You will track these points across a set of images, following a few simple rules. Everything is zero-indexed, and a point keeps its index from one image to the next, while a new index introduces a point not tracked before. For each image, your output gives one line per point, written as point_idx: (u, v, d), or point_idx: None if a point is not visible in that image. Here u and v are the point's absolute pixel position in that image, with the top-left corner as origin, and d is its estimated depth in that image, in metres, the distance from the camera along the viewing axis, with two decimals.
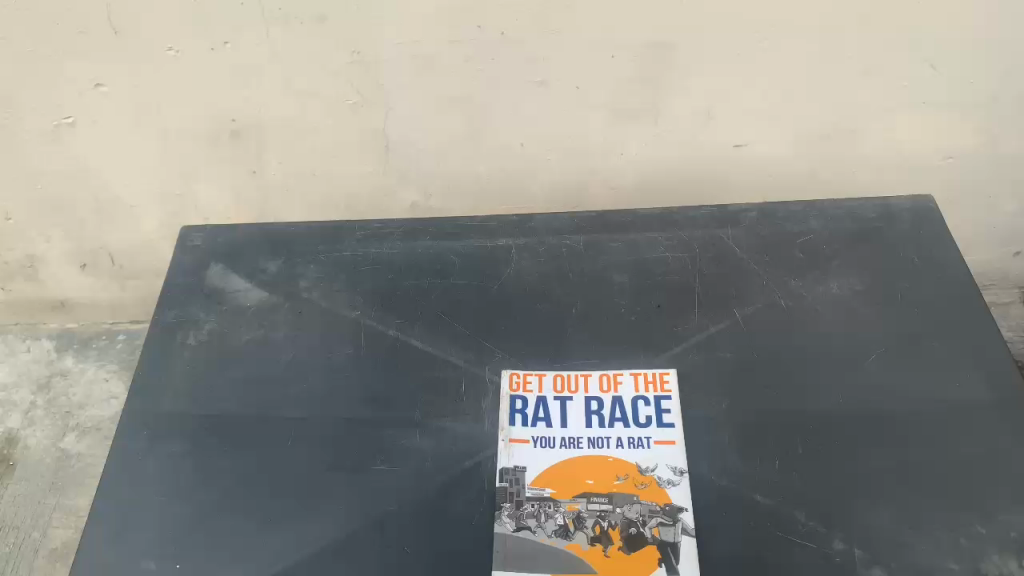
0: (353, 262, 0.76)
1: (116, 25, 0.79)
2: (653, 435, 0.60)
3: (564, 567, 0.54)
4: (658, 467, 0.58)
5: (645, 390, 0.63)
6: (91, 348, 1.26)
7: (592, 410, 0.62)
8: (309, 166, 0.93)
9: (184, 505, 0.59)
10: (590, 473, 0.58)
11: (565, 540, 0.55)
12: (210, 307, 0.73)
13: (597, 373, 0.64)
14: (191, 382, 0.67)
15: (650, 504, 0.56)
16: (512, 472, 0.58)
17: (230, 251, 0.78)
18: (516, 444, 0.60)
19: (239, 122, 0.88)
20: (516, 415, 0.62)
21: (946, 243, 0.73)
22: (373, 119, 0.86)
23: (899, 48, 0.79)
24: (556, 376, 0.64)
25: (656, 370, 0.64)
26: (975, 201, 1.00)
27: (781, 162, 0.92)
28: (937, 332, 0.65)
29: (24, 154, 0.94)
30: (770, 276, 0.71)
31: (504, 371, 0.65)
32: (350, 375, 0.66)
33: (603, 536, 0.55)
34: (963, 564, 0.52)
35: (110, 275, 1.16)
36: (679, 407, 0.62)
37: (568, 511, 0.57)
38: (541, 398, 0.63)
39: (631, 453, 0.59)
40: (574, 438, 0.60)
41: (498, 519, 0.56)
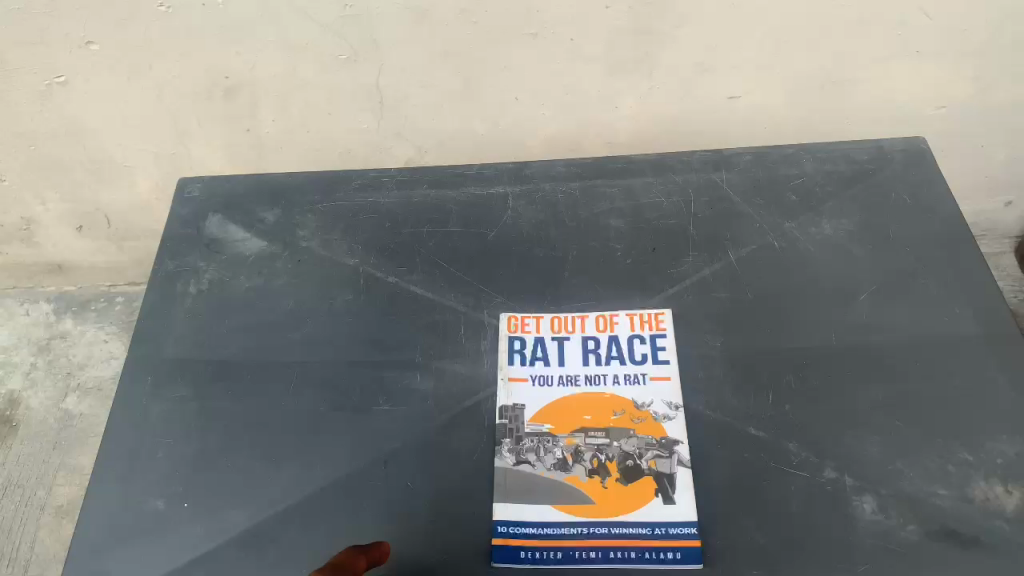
0: (350, 211, 0.76)
1: None
2: (649, 372, 0.61)
3: (563, 498, 0.56)
4: (653, 402, 0.60)
5: (640, 329, 0.64)
6: (89, 310, 1.27)
7: (589, 349, 0.63)
8: (305, 122, 0.93)
9: (189, 448, 0.60)
10: (587, 409, 0.60)
11: (564, 472, 0.57)
12: (209, 257, 0.74)
13: (593, 314, 0.65)
14: (193, 329, 0.68)
15: (646, 437, 0.58)
16: (511, 409, 0.60)
17: (227, 201, 0.78)
18: (515, 382, 0.61)
19: (232, 78, 0.87)
20: (514, 354, 0.63)
21: (938, 184, 0.73)
22: (367, 74, 0.86)
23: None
24: (553, 317, 0.65)
25: (651, 310, 0.65)
26: (966, 150, 1.01)
27: (775, 112, 0.92)
28: (928, 271, 0.66)
29: (17, 114, 0.94)
30: (765, 218, 0.72)
31: (502, 314, 0.66)
32: (350, 320, 0.67)
33: (601, 468, 0.57)
34: (950, 489, 0.54)
35: (106, 236, 1.16)
36: (673, 345, 0.63)
37: (566, 445, 0.58)
38: (539, 338, 0.64)
39: (627, 389, 0.60)
40: (572, 376, 0.61)
41: (498, 454, 0.57)
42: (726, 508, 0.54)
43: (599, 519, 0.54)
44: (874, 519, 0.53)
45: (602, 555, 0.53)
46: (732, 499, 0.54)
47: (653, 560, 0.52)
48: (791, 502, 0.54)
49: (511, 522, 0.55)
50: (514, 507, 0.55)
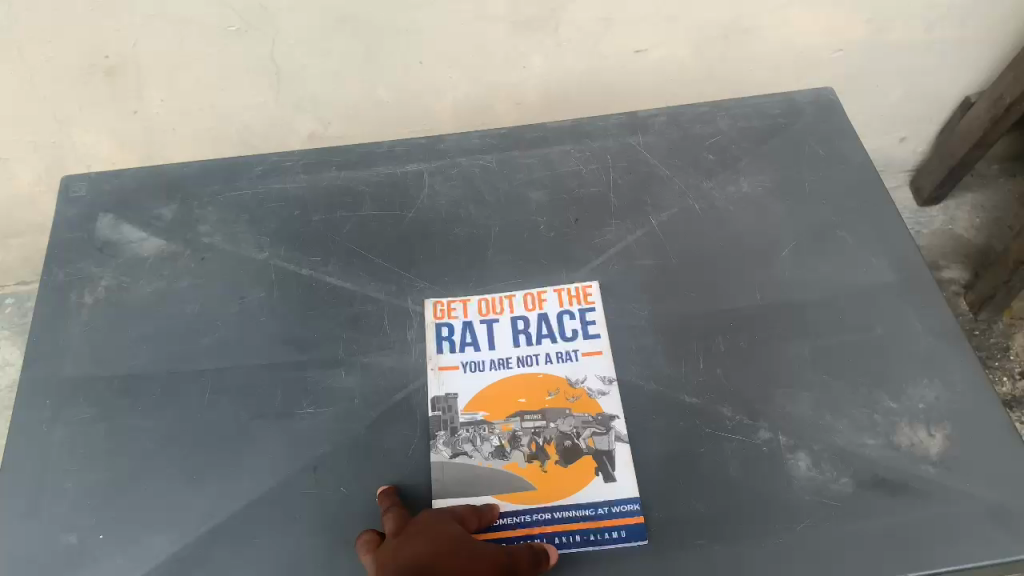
0: (255, 200, 0.72)
1: None
2: (580, 347, 0.60)
3: (503, 487, 0.55)
4: (587, 378, 0.59)
5: (569, 304, 0.63)
6: None
7: (519, 329, 0.61)
8: (195, 100, 0.87)
9: (101, 472, 0.56)
10: (522, 392, 0.58)
11: (502, 460, 0.56)
12: (104, 261, 0.68)
13: (521, 292, 0.64)
14: (93, 342, 0.63)
15: (583, 416, 0.57)
16: (445, 400, 0.58)
17: (117, 199, 0.73)
18: (446, 371, 0.59)
19: (113, 58, 0.80)
20: (443, 342, 0.61)
21: (847, 133, 0.74)
22: (260, 46, 0.81)
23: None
24: (480, 300, 0.63)
25: (578, 284, 0.64)
26: (866, 89, 1.03)
27: (682, 64, 0.91)
28: (844, 221, 0.67)
29: None
30: (683, 180, 0.71)
31: (427, 300, 0.63)
32: (265, 319, 0.63)
33: (539, 452, 0.56)
34: (878, 439, 0.55)
35: None
36: (603, 318, 0.62)
37: (503, 432, 0.57)
38: (467, 323, 0.62)
39: (560, 367, 0.59)
40: (503, 359, 0.60)
41: (434, 448, 0.56)
42: (667, 480, 0.54)
43: (541, 505, 0.54)
44: (809, 475, 0.54)
45: (546, 542, 0.52)
46: (671, 470, 0.54)
47: (597, 541, 0.52)
48: (729, 467, 0.54)
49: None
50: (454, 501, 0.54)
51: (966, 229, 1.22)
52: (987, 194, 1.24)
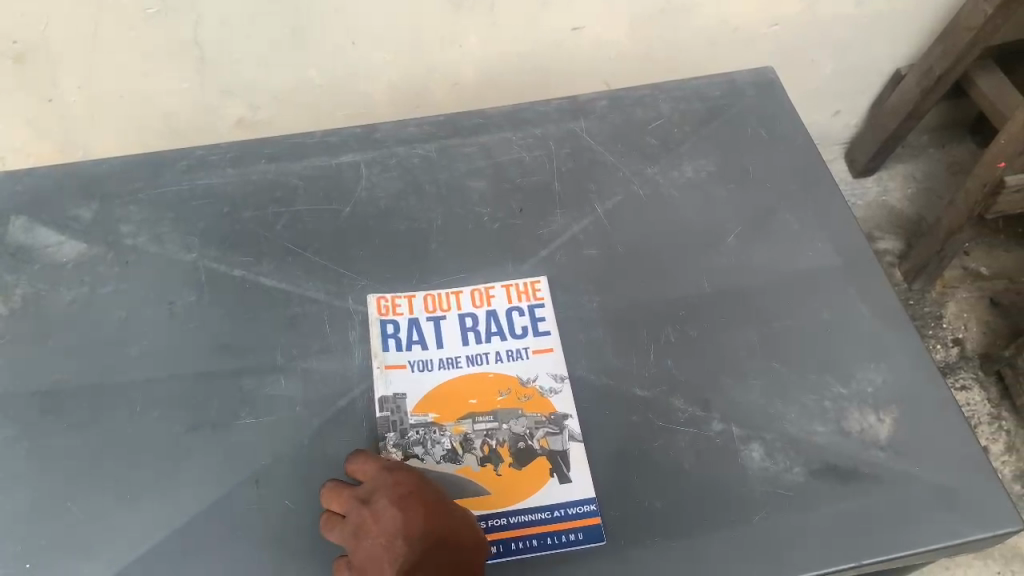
0: (181, 197, 0.68)
1: None
2: (530, 345, 0.59)
3: (455, 491, 0.53)
4: (538, 377, 0.57)
5: (518, 300, 0.61)
6: None
7: (467, 327, 0.60)
8: (112, 86, 0.81)
9: (24, 497, 0.52)
10: (473, 392, 0.57)
11: (454, 464, 0.54)
12: (18, 267, 0.63)
13: (468, 288, 0.62)
14: (9, 356, 0.59)
15: (535, 416, 0.56)
16: (393, 400, 0.56)
17: (29, 197, 0.67)
18: (393, 370, 0.57)
19: (22, 43, 0.74)
20: (388, 340, 0.59)
21: (788, 114, 0.74)
22: (180, 28, 0.76)
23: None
24: (426, 295, 0.61)
25: (527, 279, 0.62)
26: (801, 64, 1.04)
27: (619, 42, 0.90)
28: (788, 205, 0.67)
29: None
30: (627, 165, 0.70)
31: (369, 296, 0.61)
32: (197, 325, 0.60)
33: (492, 455, 0.55)
34: (828, 425, 0.55)
35: None
36: (553, 314, 0.61)
37: (454, 435, 0.55)
38: (413, 321, 0.60)
39: (511, 366, 0.58)
40: (452, 359, 0.58)
41: (383, 452, 0.54)
42: (622, 477, 0.53)
43: (498, 510, 0.53)
44: (763, 466, 0.53)
45: (504, 548, 0.51)
46: (626, 467, 0.54)
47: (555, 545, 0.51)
48: (683, 460, 0.54)
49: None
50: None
51: (897, 199, 1.25)
52: (919, 164, 1.27)
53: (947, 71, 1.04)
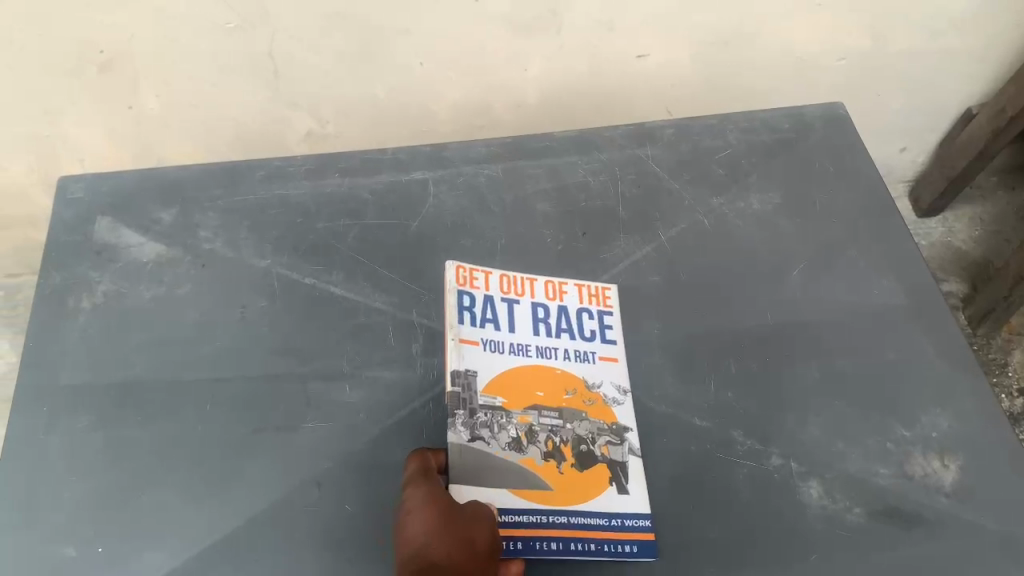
0: (256, 205, 0.70)
1: None
2: (598, 350, 0.60)
3: (517, 480, 0.54)
4: (603, 384, 0.59)
5: (589, 303, 0.63)
6: None
7: (539, 318, 0.62)
8: (189, 96, 0.85)
9: (97, 485, 0.54)
10: (540, 386, 0.58)
11: (518, 454, 0.55)
12: (102, 265, 0.66)
13: (543, 280, 0.64)
14: (90, 350, 0.61)
15: (599, 422, 0.57)
16: (465, 375, 0.57)
17: (115, 201, 0.71)
18: (466, 344, 0.58)
19: (108, 53, 0.79)
20: (465, 312, 0.60)
21: (857, 150, 0.73)
22: (259, 43, 0.79)
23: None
24: (501, 276, 0.64)
25: (599, 284, 0.64)
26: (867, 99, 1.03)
27: (681, 71, 0.91)
28: (855, 241, 0.66)
29: None
30: (692, 195, 0.70)
31: (448, 263, 0.63)
32: (267, 329, 0.62)
33: (555, 452, 0.56)
34: (890, 468, 0.54)
35: None
36: (621, 324, 0.62)
37: (520, 424, 0.56)
38: (488, 298, 0.62)
39: (578, 366, 0.59)
40: (521, 346, 0.60)
41: (452, 428, 0.55)
42: (677, 506, 0.53)
43: (557, 508, 0.53)
44: (821, 505, 0.53)
45: (563, 546, 0.52)
46: (682, 496, 0.53)
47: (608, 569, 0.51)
48: (740, 492, 0.53)
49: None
50: (466, 489, 0.53)
51: (964, 241, 1.22)
52: (987, 207, 1.24)
53: (1019, 115, 1.00)
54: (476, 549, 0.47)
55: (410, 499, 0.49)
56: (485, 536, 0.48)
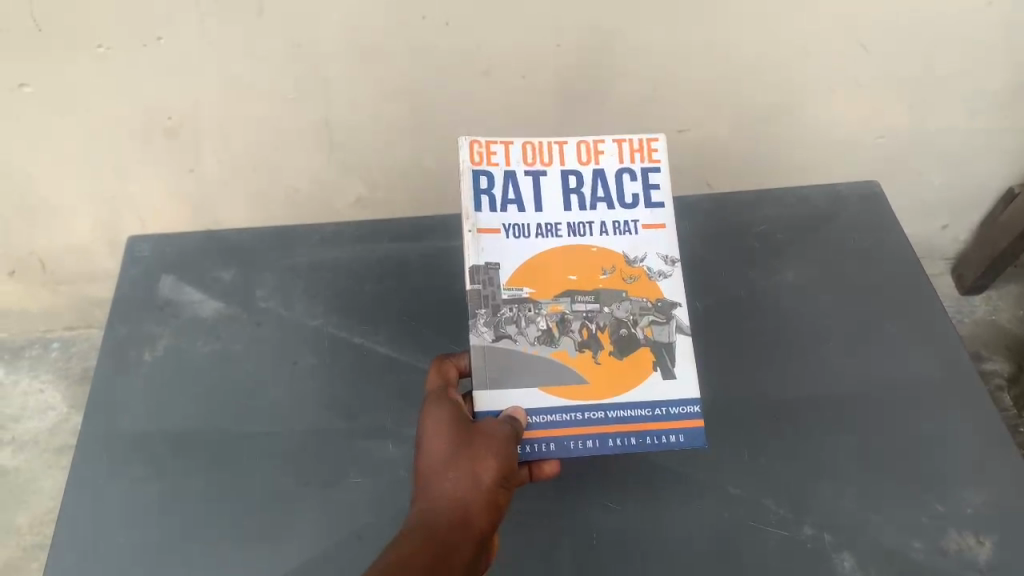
0: (310, 266, 0.74)
1: (38, 20, 0.76)
2: (642, 219, 0.58)
3: (551, 376, 0.53)
4: (647, 257, 0.57)
5: (630, 162, 0.58)
6: (23, 358, 1.24)
7: (570, 188, 0.57)
8: (246, 162, 0.93)
9: (149, 531, 0.57)
10: (573, 269, 0.56)
11: (550, 348, 0.54)
12: (164, 320, 0.70)
13: (574, 141, 0.58)
14: (149, 400, 0.64)
15: (641, 301, 0.56)
16: (486, 271, 0.55)
17: (178, 259, 0.75)
18: (486, 235, 0.55)
19: (174, 120, 0.87)
20: (482, 197, 0.56)
21: (892, 227, 0.75)
22: (315, 111, 0.86)
23: (831, 35, 0.82)
24: (524, 144, 0.57)
25: (643, 136, 0.59)
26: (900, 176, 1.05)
27: (719, 143, 0.94)
28: (890, 316, 0.67)
29: None
30: (728, 266, 0.72)
31: (460, 138, 0.56)
32: (315, 385, 0.64)
33: (592, 341, 0.55)
34: (925, 542, 0.54)
35: (40, 282, 1.15)
36: (666, 183, 0.58)
37: (551, 314, 0.55)
38: (509, 174, 0.57)
39: (618, 241, 0.57)
40: (551, 226, 0.57)
41: (475, 330, 0.54)
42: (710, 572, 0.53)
43: (594, 402, 0.53)
44: None
45: (600, 444, 0.53)
46: (714, 562, 0.54)
47: None
48: (772, 560, 0.54)
49: (493, 409, 0.52)
50: (495, 394, 0.53)
51: (1009, 320, 1.21)
52: None
53: None
54: (477, 476, 0.48)
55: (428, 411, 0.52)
56: (489, 463, 0.48)
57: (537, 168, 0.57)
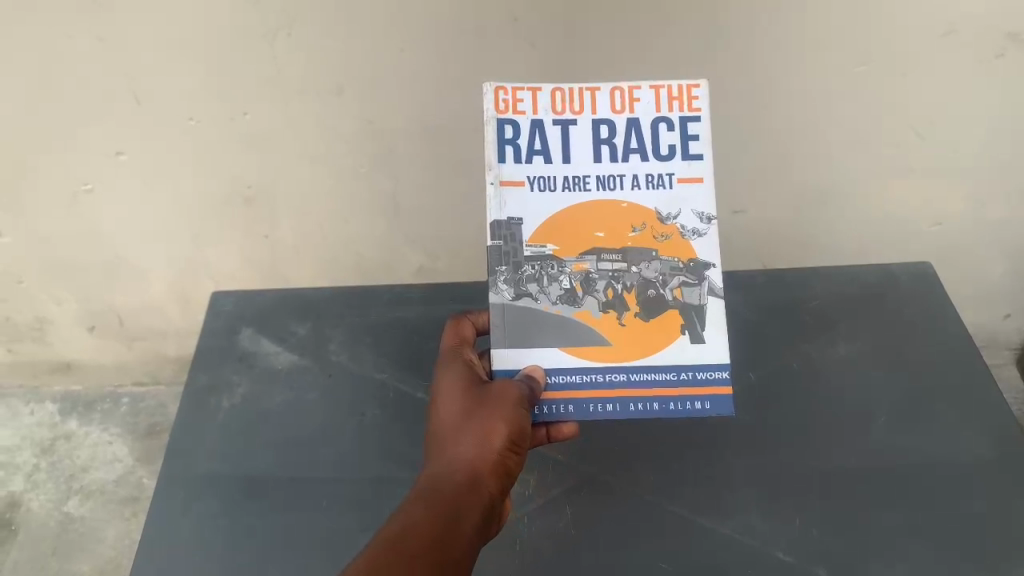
0: (379, 325, 0.79)
1: (138, 96, 0.90)
2: (677, 172, 0.56)
3: (573, 335, 0.55)
4: (681, 214, 0.56)
5: (668, 110, 0.56)
6: (95, 411, 1.29)
7: (601, 138, 0.56)
8: (321, 229, 1.03)
9: (217, 568, 0.59)
10: (601, 226, 0.56)
11: (573, 307, 0.56)
12: (243, 370, 0.75)
13: (608, 88, 0.56)
14: (225, 444, 0.68)
15: (672, 262, 0.56)
16: (508, 226, 0.55)
17: (258, 315, 0.81)
18: (509, 189, 0.55)
19: (254, 188, 0.98)
20: (506, 147, 0.55)
21: (945, 304, 0.77)
22: (386, 182, 0.97)
23: (868, 121, 0.91)
24: (553, 91, 0.56)
25: (684, 82, 0.56)
26: (949, 258, 1.07)
27: (777, 225, 1.02)
28: (941, 393, 0.68)
29: (37, 219, 1.03)
30: (782, 338, 0.74)
31: (485, 85, 0.55)
32: (379, 436, 0.68)
33: (616, 302, 0.56)
34: None
35: (117, 336, 1.22)
36: (706, 132, 0.56)
37: (575, 273, 0.56)
38: (535, 123, 0.55)
39: (651, 196, 0.56)
40: (579, 178, 0.56)
41: (496, 287, 0.55)
42: None
43: (617, 363, 0.55)
44: None
45: (620, 407, 0.55)
46: None
47: None
48: None
49: (512, 369, 0.55)
50: (514, 352, 0.55)
51: None
52: None
53: None
54: (490, 438, 0.52)
55: (447, 382, 0.57)
56: (499, 426, 0.52)
57: (567, 116, 0.56)
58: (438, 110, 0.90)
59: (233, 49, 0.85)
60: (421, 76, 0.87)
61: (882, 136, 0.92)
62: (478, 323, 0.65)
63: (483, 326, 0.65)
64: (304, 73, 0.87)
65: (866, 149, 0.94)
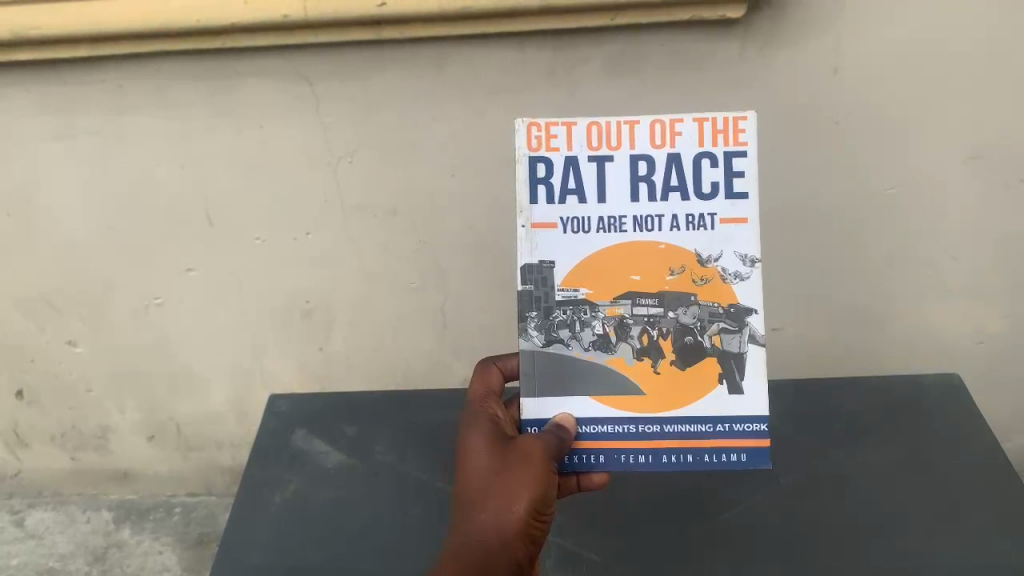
0: (424, 428, 0.85)
1: (212, 218, 0.99)
2: (719, 212, 0.57)
3: (606, 380, 0.58)
4: (723, 256, 0.57)
5: (711, 144, 0.57)
6: (148, 519, 1.31)
7: (639, 176, 0.58)
8: (373, 343, 1.09)
9: None
10: (637, 268, 0.58)
11: (605, 353, 0.58)
12: (294, 468, 0.80)
13: (648, 120, 0.58)
14: (276, 536, 0.71)
15: (710, 306, 0.58)
16: (540, 270, 0.58)
17: (311, 416, 0.87)
18: (542, 230, 0.58)
19: (311, 302, 1.05)
20: (540, 186, 0.58)
21: (972, 413, 0.79)
22: (435, 298, 1.03)
23: (898, 242, 0.96)
24: (589, 125, 0.58)
25: (729, 115, 0.57)
26: (996, 378, 1.06)
27: (817, 342, 1.04)
28: (972, 501, 0.69)
29: (112, 329, 1.11)
30: (811, 449, 0.76)
31: (519, 120, 0.57)
32: (419, 531, 0.71)
33: (652, 349, 0.58)
34: None
35: (174, 446, 1.26)
36: (752, 167, 0.57)
37: (609, 317, 0.58)
38: (570, 160, 0.58)
39: (692, 238, 0.58)
40: (614, 219, 0.58)
41: (527, 333, 0.58)
42: None
43: (650, 416, 0.58)
44: None
45: (653, 459, 0.58)
46: None
47: None
48: None
49: (541, 419, 0.59)
50: (544, 402, 0.59)
51: None
52: None
53: None
54: (514, 505, 0.56)
55: (470, 440, 0.61)
56: (524, 493, 0.57)
57: (603, 152, 0.58)
58: (484, 230, 0.97)
59: (300, 177, 0.95)
60: (471, 199, 0.95)
61: (914, 255, 0.96)
62: (506, 368, 0.68)
63: (512, 371, 0.68)
64: (364, 198, 0.96)
65: (898, 267, 0.97)
